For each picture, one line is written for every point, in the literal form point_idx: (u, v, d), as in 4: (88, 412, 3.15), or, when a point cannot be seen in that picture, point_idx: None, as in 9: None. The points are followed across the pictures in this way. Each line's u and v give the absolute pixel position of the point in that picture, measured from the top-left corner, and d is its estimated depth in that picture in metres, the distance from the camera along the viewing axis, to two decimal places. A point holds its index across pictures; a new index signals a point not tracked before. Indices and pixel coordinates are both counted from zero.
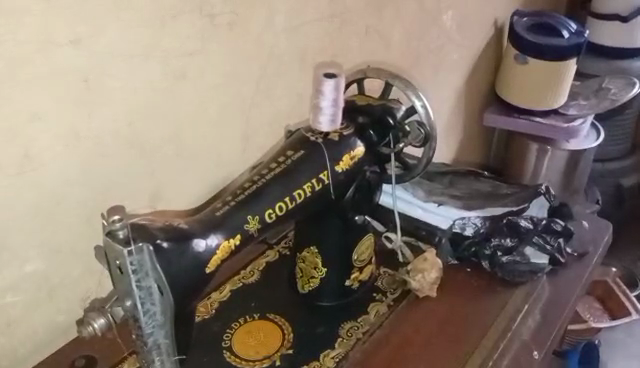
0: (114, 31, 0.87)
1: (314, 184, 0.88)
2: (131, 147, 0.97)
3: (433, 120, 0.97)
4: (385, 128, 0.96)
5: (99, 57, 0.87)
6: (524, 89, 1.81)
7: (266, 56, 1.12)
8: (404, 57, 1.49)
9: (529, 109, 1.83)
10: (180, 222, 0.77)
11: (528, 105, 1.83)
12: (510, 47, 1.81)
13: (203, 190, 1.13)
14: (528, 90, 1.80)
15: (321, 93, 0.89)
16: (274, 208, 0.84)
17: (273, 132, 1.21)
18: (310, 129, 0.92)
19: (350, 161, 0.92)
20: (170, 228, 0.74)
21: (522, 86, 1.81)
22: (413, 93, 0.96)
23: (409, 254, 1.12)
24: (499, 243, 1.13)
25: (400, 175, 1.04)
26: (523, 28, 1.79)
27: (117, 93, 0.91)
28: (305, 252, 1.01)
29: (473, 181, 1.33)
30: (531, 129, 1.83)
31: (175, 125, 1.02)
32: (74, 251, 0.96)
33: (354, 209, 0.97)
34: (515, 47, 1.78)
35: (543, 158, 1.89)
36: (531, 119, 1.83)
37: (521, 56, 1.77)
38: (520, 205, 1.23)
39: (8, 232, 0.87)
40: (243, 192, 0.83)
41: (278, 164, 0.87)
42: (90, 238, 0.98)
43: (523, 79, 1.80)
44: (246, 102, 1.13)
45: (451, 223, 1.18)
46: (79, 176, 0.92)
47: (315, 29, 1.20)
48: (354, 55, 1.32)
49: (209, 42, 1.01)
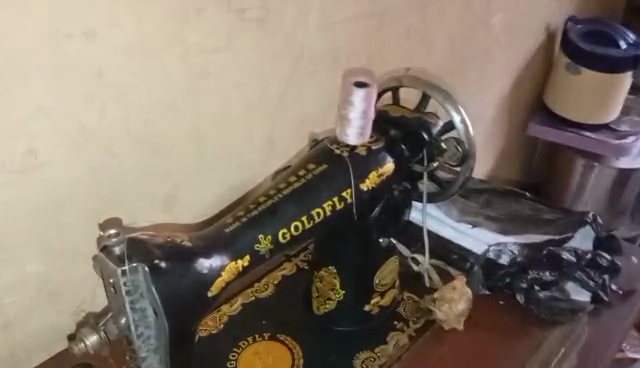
0: (133, 24, 0.81)
1: (335, 203, 0.80)
2: (143, 145, 0.91)
3: (472, 138, 0.90)
4: (419, 143, 0.88)
5: (115, 51, 0.81)
6: (574, 102, 1.68)
7: (297, 56, 1.05)
8: (446, 62, 1.40)
9: (580, 121, 1.69)
10: (184, 239, 0.69)
11: (578, 118, 1.69)
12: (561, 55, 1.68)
13: (220, 194, 1.06)
14: (579, 103, 1.68)
15: (350, 103, 0.82)
16: (289, 227, 0.77)
17: (299, 136, 1.13)
18: (336, 141, 0.84)
19: (377, 179, 0.84)
20: (170, 245, 0.67)
21: (572, 99, 1.68)
22: (452, 106, 0.89)
23: (436, 280, 1.03)
24: (537, 276, 1.04)
25: (432, 194, 0.98)
26: (577, 35, 1.66)
27: (133, 90, 0.85)
28: (323, 271, 0.93)
29: (511, 202, 1.23)
30: (579, 143, 1.69)
31: (194, 125, 0.95)
32: (80, 253, 0.91)
33: (378, 230, 0.89)
34: (567, 54, 1.65)
35: (589, 176, 1.78)
36: (580, 133, 1.69)
37: (574, 65, 1.64)
38: (563, 233, 1.13)
39: (12, 224, 0.82)
40: (255, 208, 0.76)
41: (297, 179, 0.80)
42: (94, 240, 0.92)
43: (573, 91, 1.67)
44: (272, 104, 1.05)
45: (485, 249, 1.09)
46: (86, 175, 0.86)
47: (351, 28, 1.11)
48: (392, 58, 1.23)
49: (236, 38, 0.94)
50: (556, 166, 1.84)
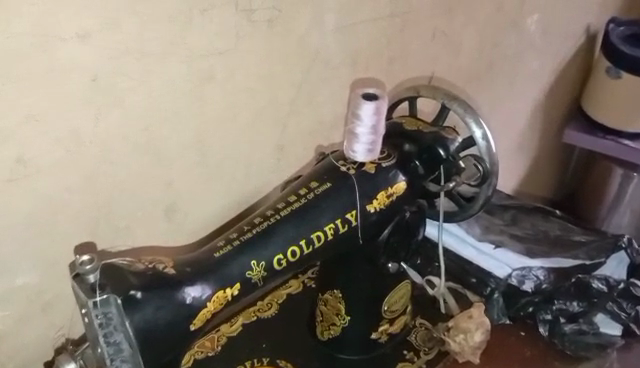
0: (134, 26, 0.74)
1: (337, 225, 0.73)
2: (143, 153, 0.84)
3: (495, 158, 0.83)
4: (435, 160, 0.81)
5: (112, 55, 0.74)
6: (613, 110, 1.57)
7: (311, 60, 0.96)
8: (475, 66, 1.30)
9: (618, 130, 1.59)
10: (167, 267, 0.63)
11: (618, 126, 1.58)
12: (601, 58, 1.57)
13: (227, 204, 0.99)
14: (619, 111, 1.56)
15: (357, 117, 0.74)
16: (285, 254, 0.70)
17: (312, 143, 1.05)
18: (342, 157, 0.77)
19: (387, 199, 0.76)
20: (151, 275, 0.62)
21: (609, 106, 1.58)
22: (472, 117, 0.83)
23: (453, 305, 0.95)
24: (562, 307, 0.95)
25: (451, 213, 0.90)
26: (619, 38, 1.54)
27: (132, 96, 0.78)
28: (327, 294, 0.87)
29: (539, 220, 1.16)
30: (620, 152, 1.59)
31: (198, 132, 0.89)
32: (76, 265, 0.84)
33: (388, 254, 0.81)
34: (607, 58, 1.54)
35: (626, 188, 1.66)
36: (620, 141, 1.59)
37: (613, 70, 1.53)
38: (594, 259, 1.04)
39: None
40: (249, 230, 0.69)
41: (296, 198, 0.73)
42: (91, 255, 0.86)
43: (610, 97, 1.57)
44: (285, 110, 0.98)
45: (508, 273, 1.01)
46: (82, 183, 0.80)
47: (372, 30, 1.03)
48: (415, 61, 1.15)
49: (244, 41, 0.86)
50: (594, 178, 1.74)
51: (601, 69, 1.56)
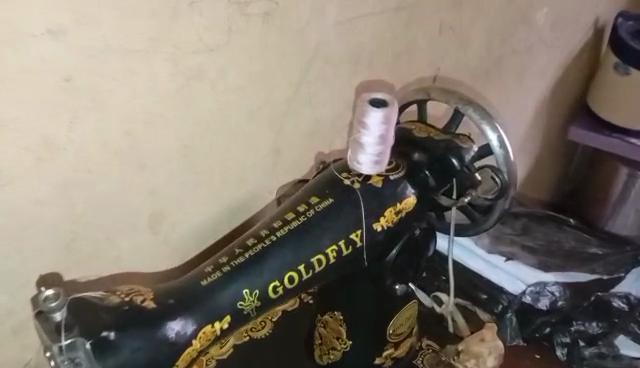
0: (114, 20, 0.66)
1: (340, 247, 0.66)
2: (126, 160, 0.75)
3: (513, 168, 0.76)
4: (446, 172, 0.73)
5: (89, 52, 0.65)
6: (619, 107, 1.50)
7: (310, 56, 0.88)
8: (483, 63, 1.22)
9: (623, 127, 1.51)
10: (147, 301, 0.57)
11: (623, 123, 1.51)
12: (609, 53, 1.48)
13: (220, 215, 0.90)
14: (625, 107, 1.48)
15: (363, 125, 0.66)
16: (282, 280, 0.63)
17: (310, 146, 0.96)
18: (346, 169, 0.69)
19: (395, 216, 0.69)
20: (126, 313, 0.56)
21: (617, 103, 1.50)
22: (489, 125, 0.76)
23: (461, 324, 0.88)
24: (581, 329, 0.89)
25: (462, 227, 0.82)
26: (629, 32, 1.44)
27: (111, 98, 0.69)
28: (327, 316, 0.78)
29: (553, 230, 1.09)
30: (626, 151, 1.51)
31: (186, 136, 0.79)
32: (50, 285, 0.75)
33: (394, 275, 0.73)
34: (615, 53, 1.45)
35: (630, 188, 1.58)
36: (626, 139, 1.51)
37: (622, 66, 1.44)
38: (613, 274, 0.98)
39: None
40: (241, 254, 0.62)
41: (295, 216, 0.65)
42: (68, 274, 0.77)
43: (616, 94, 1.49)
44: (282, 111, 0.89)
45: (521, 290, 0.94)
46: (57, 195, 0.71)
47: (376, 24, 0.94)
48: (420, 58, 1.06)
49: (237, 36, 0.77)
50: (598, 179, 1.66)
51: (609, 65, 1.48)
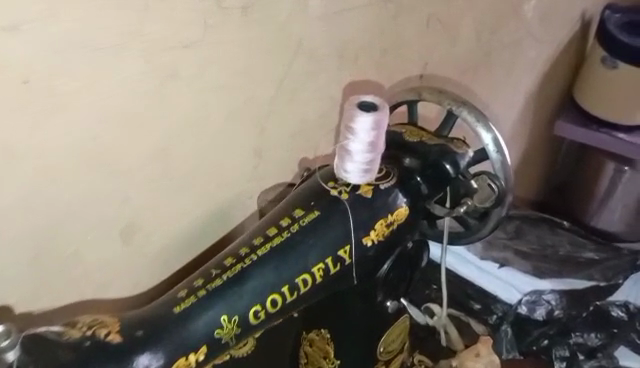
0: (75, 14, 0.58)
1: (327, 265, 0.61)
2: (95, 167, 0.66)
3: (510, 173, 0.71)
4: (440, 179, 0.68)
5: (50, 49, 0.58)
6: (605, 100, 1.36)
7: (293, 52, 0.80)
8: (475, 57, 1.16)
9: (610, 121, 1.37)
10: (109, 338, 0.53)
11: (611, 116, 1.36)
12: (595, 47, 1.37)
13: (200, 227, 0.81)
14: (613, 100, 1.35)
15: (351, 132, 0.60)
16: (263, 305, 0.58)
17: (296, 148, 0.88)
18: (333, 178, 0.64)
19: (386, 229, 0.63)
20: (86, 349, 0.52)
21: (606, 97, 1.35)
22: (484, 126, 0.70)
23: (455, 337, 0.83)
24: (580, 340, 0.86)
25: (455, 235, 0.77)
26: (616, 26, 1.34)
27: (76, 100, 0.61)
28: (313, 333, 0.72)
29: (547, 233, 1.04)
30: (613, 147, 1.37)
31: (160, 137, 0.70)
32: (9, 316, 0.67)
33: (385, 290, 0.68)
34: (602, 46, 1.34)
35: (617, 185, 1.44)
36: (613, 134, 1.37)
37: (610, 60, 1.32)
38: (610, 281, 0.94)
39: None
40: (218, 277, 0.58)
41: (276, 233, 0.61)
42: (33, 301, 0.69)
43: (603, 85, 1.35)
44: (264, 111, 0.80)
45: (516, 300, 0.89)
46: (17, 209, 0.62)
47: (362, 17, 0.87)
48: (409, 53, 0.99)
49: (214, 31, 0.69)
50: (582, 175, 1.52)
51: (596, 59, 1.35)
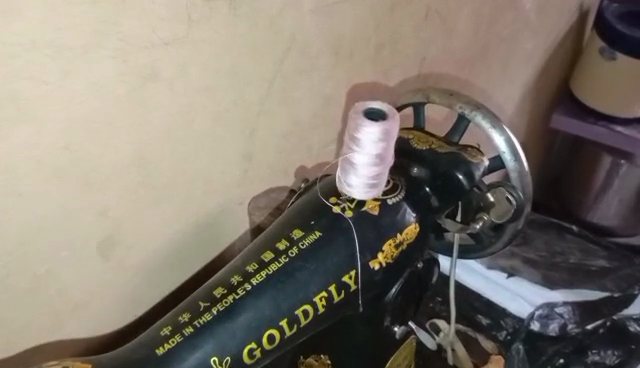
0: (40, 5, 0.49)
1: (330, 293, 0.55)
2: (67, 179, 0.58)
3: (527, 183, 0.65)
4: (451, 191, 0.61)
5: (12, 46, 0.49)
6: (606, 93, 1.28)
7: (285, 48, 0.72)
8: (476, 51, 1.09)
9: (610, 114, 1.29)
10: None
11: (611, 110, 1.29)
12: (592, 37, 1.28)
13: (188, 239, 0.74)
14: (613, 93, 1.27)
15: (355, 143, 0.53)
16: (259, 343, 0.53)
17: (287, 151, 0.80)
18: (336, 192, 0.57)
19: (395, 251, 0.57)
20: None
21: (606, 90, 1.28)
22: (499, 130, 0.64)
23: (463, 355, 0.76)
24: (598, 359, 0.84)
25: (464, 249, 0.71)
26: (613, 14, 1.25)
27: (44, 105, 0.53)
28: (310, 358, 0.61)
29: (555, 238, 0.99)
30: (612, 141, 1.30)
31: (142, 143, 0.62)
32: None
33: (393, 314, 0.62)
34: (599, 36, 1.25)
35: (614, 178, 1.37)
36: (612, 127, 1.29)
37: (609, 51, 1.24)
38: (625, 291, 0.89)
39: None
40: (208, 310, 0.53)
41: (273, 259, 0.55)
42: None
43: (602, 78, 1.28)
44: (253, 112, 0.72)
45: (529, 314, 0.84)
46: None
47: (358, 10, 0.79)
48: (405, 48, 0.91)
49: (198, 27, 0.62)
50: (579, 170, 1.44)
51: (594, 50, 1.27)
